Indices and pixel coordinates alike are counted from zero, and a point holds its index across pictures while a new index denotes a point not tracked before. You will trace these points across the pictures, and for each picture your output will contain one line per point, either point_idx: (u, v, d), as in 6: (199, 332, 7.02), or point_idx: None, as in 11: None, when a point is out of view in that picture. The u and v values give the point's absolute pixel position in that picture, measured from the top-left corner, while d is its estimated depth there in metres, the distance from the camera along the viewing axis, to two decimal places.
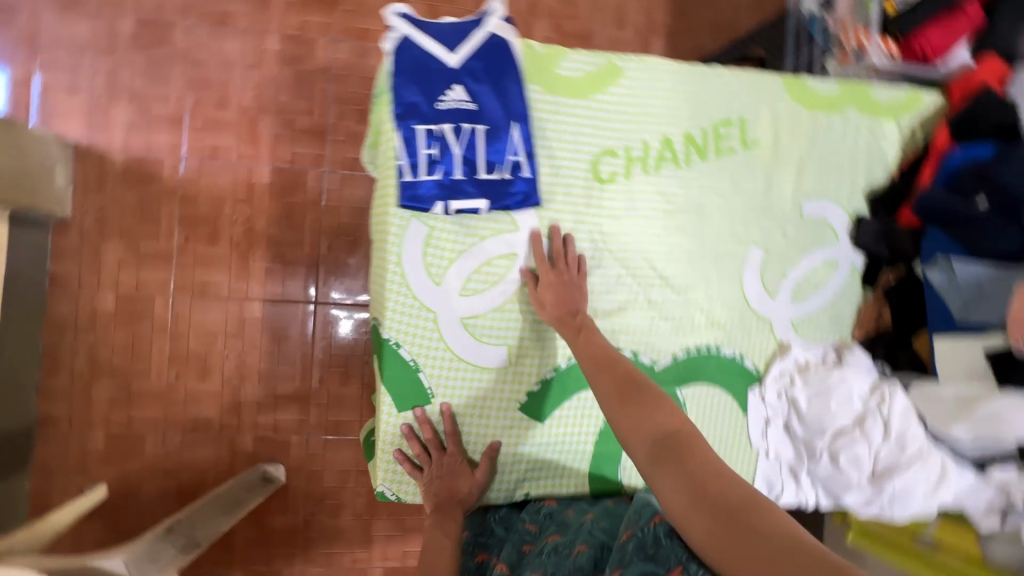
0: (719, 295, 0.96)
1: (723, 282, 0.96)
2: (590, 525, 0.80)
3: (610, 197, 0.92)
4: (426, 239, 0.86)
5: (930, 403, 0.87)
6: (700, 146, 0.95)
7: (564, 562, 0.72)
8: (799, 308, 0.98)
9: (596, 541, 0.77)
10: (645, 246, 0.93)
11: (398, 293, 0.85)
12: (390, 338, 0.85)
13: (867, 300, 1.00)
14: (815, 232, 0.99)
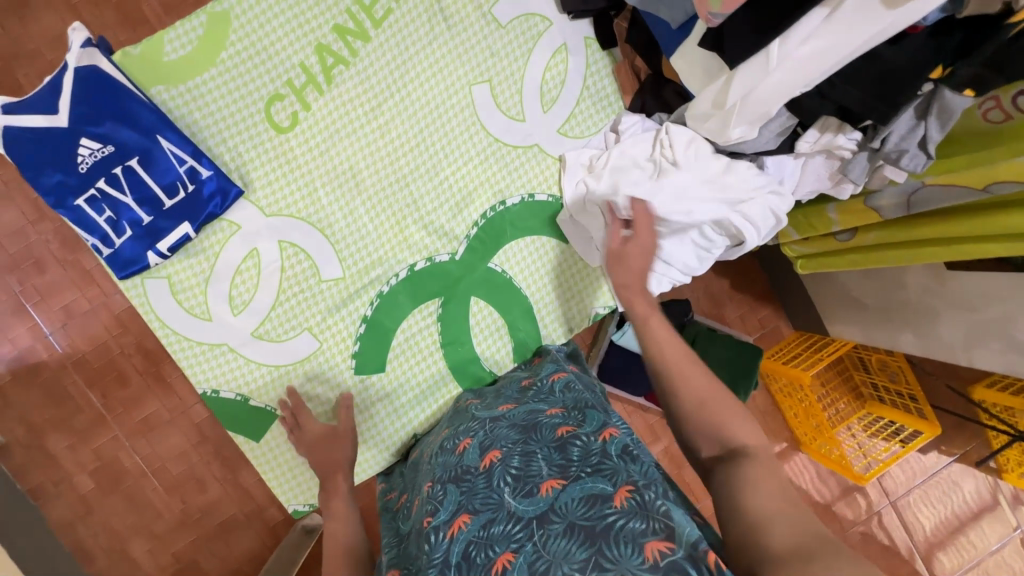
0: (471, 155, 0.90)
1: (466, 141, 0.90)
2: (473, 413, 0.76)
3: (304, 139, 0.86)
4: (170, 288, 0.85)
5: (701, 121, 0.79)
6: (354, 30, 0.84)
7: (451, 460, 0.67)
8: (554, 114, 0.92)
9: (477, 424, 0.71)
10: (371, 160, 0.88)
11: (183, 349, 0.86)
12: (205, 389, 0.87)
13: (617, 59, 0.93)
14: (523, 32, 0.89)
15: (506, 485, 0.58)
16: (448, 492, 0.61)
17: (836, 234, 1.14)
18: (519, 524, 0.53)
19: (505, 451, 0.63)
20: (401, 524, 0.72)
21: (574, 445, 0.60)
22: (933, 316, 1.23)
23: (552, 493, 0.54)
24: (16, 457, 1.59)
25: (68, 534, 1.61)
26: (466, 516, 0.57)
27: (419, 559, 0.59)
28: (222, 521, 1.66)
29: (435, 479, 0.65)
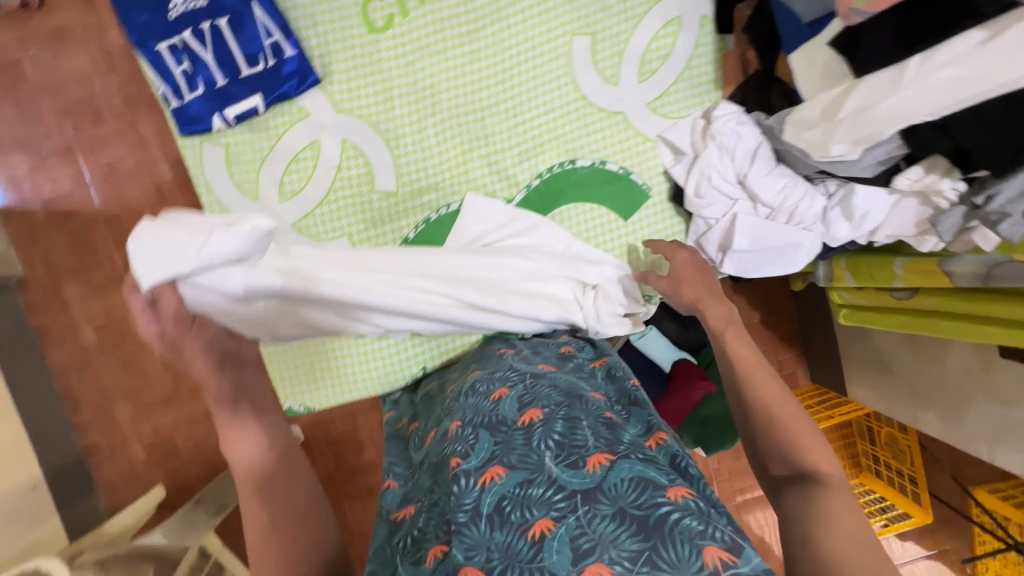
0: (554, 105, 0.87)
1: (553, 90, 0.86)
2: (507, 362, 0.73)
3: (393, 44, 0.83)
4: (226, 157, 0.84)
5: (803, 129, 0.74)
6: None
7: (483, 406, 0.63)
8: (649, 87, 0.87)
9: (515, 375, 0.67)
10: (454, 83, 0.85)
11: None
12: None
13: (730, 48, 0.87)
14: None
15: (548, 449, 0.54)
16: (481, 438, 0.57)
17: (894, 290, 1.09)
18: (563, 492, 0.49)
19: (547, 412, 0.59)
20: (415, 450, 0.71)
21: (625, 430, 0.56)
22: (965, 403, 1.18)
23: (600, 472, 0.50)
24: (32, 293, 1.63)
25: (62, 379, 1.66)
26: (499, 469, 0.53)
27: (439, 498, 0.56)
28: (206, 408, 1.69)
29: (465, 420, 0.61)
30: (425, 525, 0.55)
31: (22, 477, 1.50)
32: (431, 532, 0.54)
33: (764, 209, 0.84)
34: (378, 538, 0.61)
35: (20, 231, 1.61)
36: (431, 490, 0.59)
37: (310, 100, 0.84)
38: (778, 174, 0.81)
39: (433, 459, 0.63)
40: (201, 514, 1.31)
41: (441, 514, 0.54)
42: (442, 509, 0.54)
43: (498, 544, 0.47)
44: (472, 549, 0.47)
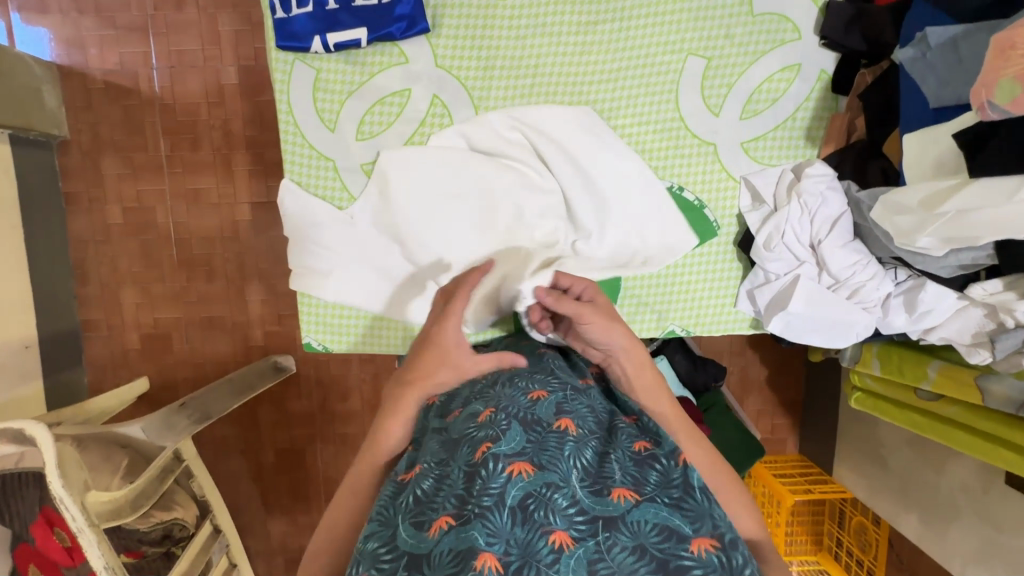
0: (649, 119, 0.85)
1: (652, 104, 0.85)
2: (549, 365, 0.74)
3: (508, 13, 0.81)
4: (314, 81, 0.82)
5: (892, 214, 0.72)
6: None
7: (520, 400, 0.63)
8: (747, 126, 0.86)
9: (555, 382, 0.69)
10: (557, 71, 0.84)
11: (294, 144, 0.85)
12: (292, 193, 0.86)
13: (839, 110, 0.86)
14: (768, 32, 0.82)
15: (576, 466, 0.57)
16: (515, 429, 0.59)
17: (917, 390, 1.09)
18: (585, 516, 0.52)
19: (580, 430, 0.62)
20: (426, 415, 0.72)
21: (654, 467, 0.59)
22: (952, 514, 1.18)
23: (625, 505, 0.54)
24: (70, 157, 1.62)
25: (78, 249, 1.66)
26: (529, 466, 0.55)
27: (453, 472, 0.57)
28: (208, 316, 1.70)
29: (498, 407, 0.62)
30: (433, 493, 0.56)
31: (19, 333, 1.51)
32: (439, 500, 0.55)
33: (828, 279, 0.83)
34: (383, 494, 0.62)
35: (74, 93, 1.60)
36: (442, 459, 0.60)
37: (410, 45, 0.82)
38: (853, 249, 0.80)
39: (448, 431, 0.64)
40: (180, 418, 1.23)
41: (455, 489, 0.55)
42: (455, 486, 0.55)
43: (517, 539, 0.50)
44: (491, 536, 0.49)
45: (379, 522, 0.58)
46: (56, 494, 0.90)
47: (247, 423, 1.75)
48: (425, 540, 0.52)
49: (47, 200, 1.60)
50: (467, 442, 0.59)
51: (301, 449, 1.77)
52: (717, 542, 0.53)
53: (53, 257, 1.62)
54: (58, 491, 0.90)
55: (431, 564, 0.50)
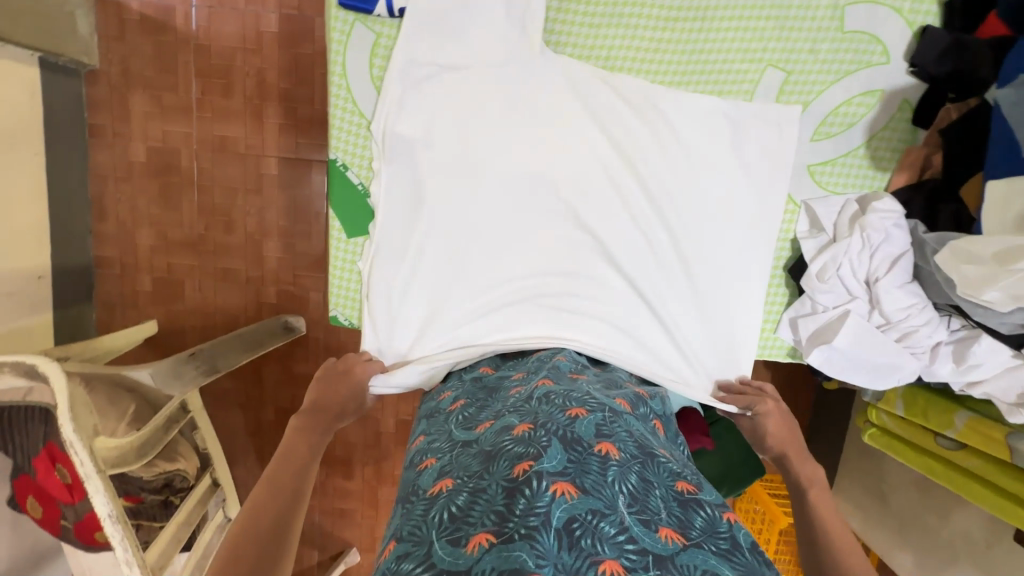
0: (699, 138, 0.89)
1: (713, 125, 0.88)
2: (581, 384, 0.74)
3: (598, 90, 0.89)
4: (374, 43, 0.88)
5: (963, 262, 0.70)
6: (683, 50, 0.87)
7: (559, 418, 0.64)
8: (816, 149, 0.88)
9: (593, 402, 0.69)
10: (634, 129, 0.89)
11: (344, 108, 0.91)
12: (337, 159, 0.93)
13: (917, 142, 0.86)
14: (856, 51, 0.84)
15: (621, 492, 0.56)
16: (555, 447, 0.59)
17: (937, 437, 1.07)
18: (635, 545, 0.50)
19: (622, 455, 0.61)
20: (456, 430, 0.72)
21: (697, 511, 0.57)
22: (950, 561, 1.18)
23: (674, 546, 0.52)
24: (98, 88, 1.58)
25: (99, 183, 1.63)
26: (570, 486, 0.55)
27: (490, 486, 0.57)
28: (224, 268, 1.68)
29: (537, 424, 0.63)
30: (469, 510, 0.55)
31: (32, 263, 1.49)
32: (476, 517, 0.54)
33: (878, 318, 0.80)
34: (412, 514, 0.60)
35: (108, 22, 1.54)
36: (477, 475, 0.60)
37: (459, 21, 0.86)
38: (911, 291, 0.77)
39: (484, 447, 0.64)
40: (189, 369, 1.24)
41: (495, 505, 0.54)
42: (497, 506, 0.54)
43: (564, 566, 0.48)
44: (541, 559, 0.48)
45: (410, 545, 0.55)
46: (65, 437, 0.89)
47: (250, 379, 1.74)
48: (463, 558, 0.50)
49: (71, 129, 1.56)
50: (508, 460, 0.59)
51: None
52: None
53: (72, 188, 1.59)
54: (68, 435, 0.89)
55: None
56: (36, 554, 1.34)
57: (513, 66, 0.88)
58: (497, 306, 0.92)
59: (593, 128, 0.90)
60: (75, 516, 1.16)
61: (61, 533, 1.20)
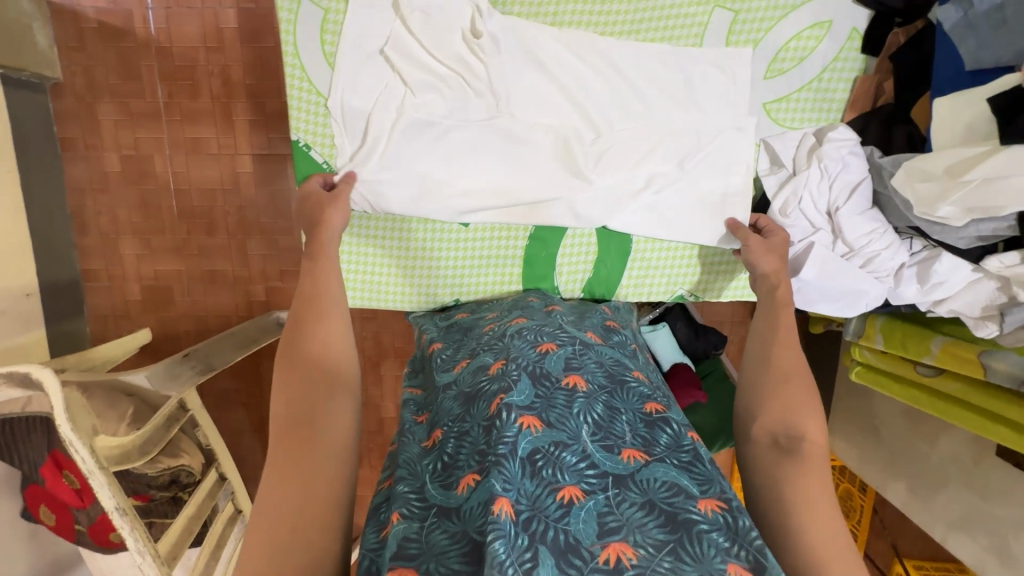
0: (653, 86, 0.90)
1: (665, 72, 0.90)
2: (557, 320, 0.84)
3: (551, 56, 0.90)
4: (323, 20, 0.88)
5: (917, 180, 0.71)
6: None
7: (530, 353, 0.73)
8: (770, 88, 0.90)
9: (563, 337, 0.78)
10: (593, 88, 0.91)
11: (300, 86, 0.91)
12: (299, 140, 0.93)
13: (867, 71, 0.88)
14: None
15: (586, 422, 0.65)
16: (524, 382, 0.67)
17: (917, 365, 1.11)
18: (596, 470, 0.60)
19: (589, 386, 0.70)
20: (438, 370, 0.80)
21: (663, 430, 0.66)
22: (940, 484, 1.21)
23: (635, 464, 0.61)
24: (64, 101, 1.57)
25: (76, 196, 1.63)
26: (536, 419, 0.63)
27: (472, 428, 0.66)
28: (210, 270, 1.69)
29: (509, 359, 0.71)
30: (455, 451, 0.65)
31: (19, 281, 1.50)
32: (462, 461, 0.63)
33: (842, 247, 0.82)
34: (408, 450, 0.71)
35: (66, 33, 1.53)
36: (460, 417, 0.69)
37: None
38: (872, 216, 0.79)
39: (464, 388, 0.73)
40: (185, 368, 1.26)
41: (476, 445, 0.63)
42: (477, 443, 0.63)
43: (529, 491, 0.57)
44: (507, 483, 0.56)
45: (409, 476, 0.66)
46: (64, 436, 0.91)
47: (249, 377, 1.76)
48: (453, 496, 0.60)
49: (42, 144, 1.56)
50: (485, 400, 0.68)
51: None
52: (724, 500, 0.58)
53: (50, 204, 1.59)
54: (67, 434, 0.91)
55: (459, 514, 0.58)
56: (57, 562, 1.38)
57: (468, 25, 0.88)
58: (472, 271, 0.99)
59: (555, 87, 0.91)
60: (88, 520, 1.18)
61: (76, 538, 1.22)
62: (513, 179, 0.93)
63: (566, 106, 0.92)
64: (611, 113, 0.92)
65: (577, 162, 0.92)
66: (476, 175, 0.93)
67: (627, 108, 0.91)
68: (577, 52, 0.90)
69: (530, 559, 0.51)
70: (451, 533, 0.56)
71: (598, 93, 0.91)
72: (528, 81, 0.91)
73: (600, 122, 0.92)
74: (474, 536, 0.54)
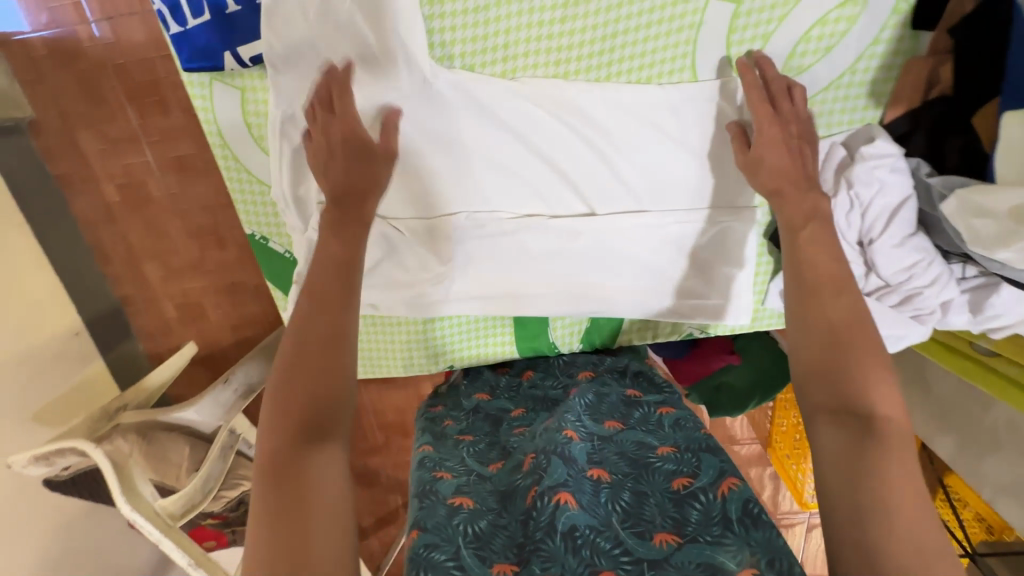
0: (607, 132, 0.94)
1: (615, 118, 0.93)
2: (577, 410, 0.90)
3: (516, 116, 0.93)
4: (244, 112, 0.97)
5: (974, 217, 0.65)
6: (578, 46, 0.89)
7: (556, 438, 0.80)
8: (681, 124, 0.93)
9: (585, 432, 0.85)
10: (556, 138, 0.95)
11: (241, 179, 1.03)
12: (254, 234, 1.08)
13: (919, 52, 0.85)
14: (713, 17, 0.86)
15: (615, 511, 0.72)
16: (556, 465, 0.74)
17: (974, 342, 0.99)
18: (630, 557, 0.66)
19: (612, 476, 0.78)
20: (468, 457, 0.89)
21: (692, 506, 0.72)
22: (992, 447, 1.14)
23: (669, 547, 0.67)
24: (44, 136, 1.52)
25: (89, 231, 1.65)
26: (571, 496, 0.70)
27: (510, 523, 0.73)
28: (232, 282, 1.72)
29: (539, 452, 0.78)
30: (492, 536, 0.71)
31: (65, 322, 1.60)
32: (496, 547, 0.69)
33: (878, 280, 0.82)
34: (434, 512, 0.75)
35: (21, 65, 1.44)
36: (497, 510, 0.76)
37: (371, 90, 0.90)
38: (911, 246, 0.78)
39: (498, 486, 0.80)
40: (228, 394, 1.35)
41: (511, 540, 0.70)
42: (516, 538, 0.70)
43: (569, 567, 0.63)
44: None
45: (438, 539, 0.70)
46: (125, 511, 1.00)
47: None
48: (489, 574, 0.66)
49: (40, 187, 1.55)
50: (520, 495, 0.75)
51: None
52: (758, 565, 0.62)
53: (68, 243, 1.63)
54: (127, 509, 1.00)
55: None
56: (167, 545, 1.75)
57: (434, 108, 0.92)
58: (478, 342, 1.15)
59: (535, 146, 0.96)
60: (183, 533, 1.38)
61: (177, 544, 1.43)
62: (538, 248, 1.01)
63: (539, 166, 0.97)
64: (588, 164, 0.96)
65: (559, 231, 1.00)
66: (491, 261, 1.02)
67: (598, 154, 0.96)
68: (545, 109, 0.93)
69: None
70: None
71: (570, 146, 0.95)
72: (510, 154, 0.96)
73: (577, 177, 0.97)
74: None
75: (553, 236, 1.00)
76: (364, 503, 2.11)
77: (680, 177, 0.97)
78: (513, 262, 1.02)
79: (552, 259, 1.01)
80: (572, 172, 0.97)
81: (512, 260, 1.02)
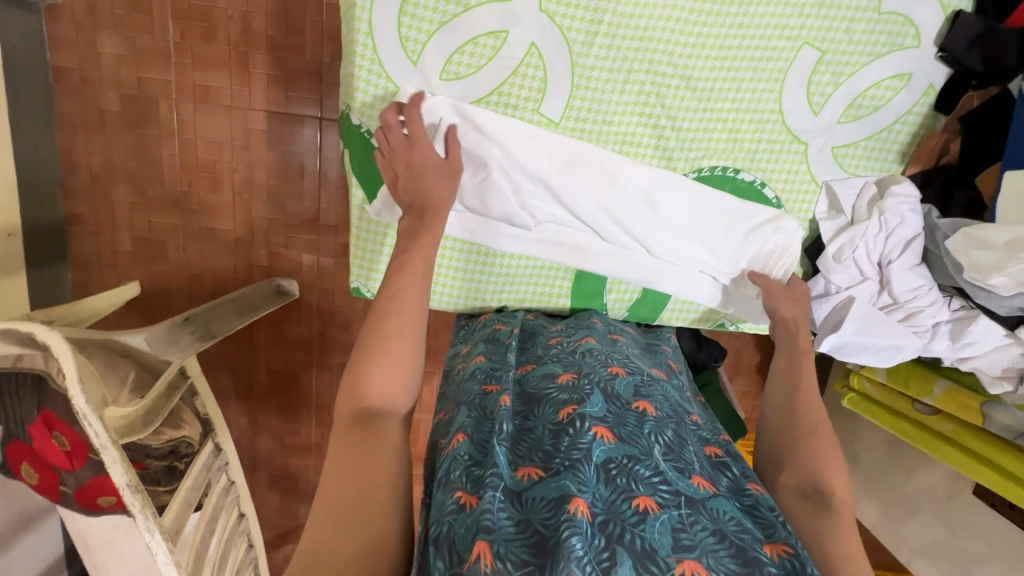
0: (719, 113, 0.92)
1: (731, 99, 0.91)
2: (621, 350, 0.88)
3: (611, 86, 0.89)
4: (402, 2, 0.81)
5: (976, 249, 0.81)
6: (700, 24, 0.86)
7: (603, 372, 0.77)
8: (806, 121, 0.94)
9: (631, 366, 0.82)
10: (668, 103, 0.91)
11: (368, 71, 0.85)
12: (361, 126, 0.89)
13: (937, 128, 0.96)
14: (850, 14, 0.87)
15: (657, 443, 0.68)
16: (597, 397, 0.71)
17: (916, 402, 1.16)
18: (669, 488, 0.62)
19: (657, 412, 0.74)
20: (511, 356, 0.84)
21: (723, 475, 0.72)
22: (911, 511, 1.30)
23: (705, 492, 0.64)
24: (60, 25, 1.42)
25: (66, 133, 1.50)
26: (607, 432, 0.66)
27: (538, 427, 0.69)
28: (210, 227, 1.60)
29: (581, 374, 0.76)
30: (518, 443, 0.67)
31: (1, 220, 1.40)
32: (525, 454, 0.65)
33: (886, 299, 0.96)
34: (483, 425, 0.72)
35: None
36: (526, 416, 0.72)
37: (474, 19, 0.84)
38: (918, 273, 0.93)
39: (530, 389, 0.76)
40: (185, 334, 1.21)
41: (542, 445, 0.66)
42: (540, 448, 0.65)
43: (603, 496, 0.60)
44: (582, 485, 0.59)
45: (482, 455, 0.66)
46: (77, 408, 0.88)
47: (240, 340, 1.70)
48: (513, 481, 0.62)
49: (33, 71, 1.41)
50: (554, 405, 0.71)
51: (296, 374, 1.75)
52: (789, 542, 0.61)
53: (36, 139, 1.46)
54: (80, 406, 0.88)
55: (521, 503, 0.59)
56: (22, 513, 1.42)
57: (555, 49, 0.86)
58: (525, 282, 1.02)
59: (659, 106, 0.91)
60: (76, 483, 1.14)
61: (60, 497, 1.18)
62: (630, 221, 0.95)
63: (652, 131, 0.93)
64: (693, 140, 0.94)
65: (645, 207, 0.95)
66: (589, 208, 0.93)
67: (710, 134, 0.94)
68: (669, 74, 0.89)
69: (607, 558, 0.54)
70: (515, 521, 0.57)
71: (694, 112, 0.92)
72: (622, 114, 0.91)
73: (675, 151, 0.95)
74: (542, 527, 0.56)
75: (644, 205, 0.95)
76: (272, 509, 1.87)
77: (799, 171, 0.97)
78: (614, 209, 0.94)
79: (633, 237, 0.97)
80: (690, 136, 0.94)
81: (599, 214, 0.94)
